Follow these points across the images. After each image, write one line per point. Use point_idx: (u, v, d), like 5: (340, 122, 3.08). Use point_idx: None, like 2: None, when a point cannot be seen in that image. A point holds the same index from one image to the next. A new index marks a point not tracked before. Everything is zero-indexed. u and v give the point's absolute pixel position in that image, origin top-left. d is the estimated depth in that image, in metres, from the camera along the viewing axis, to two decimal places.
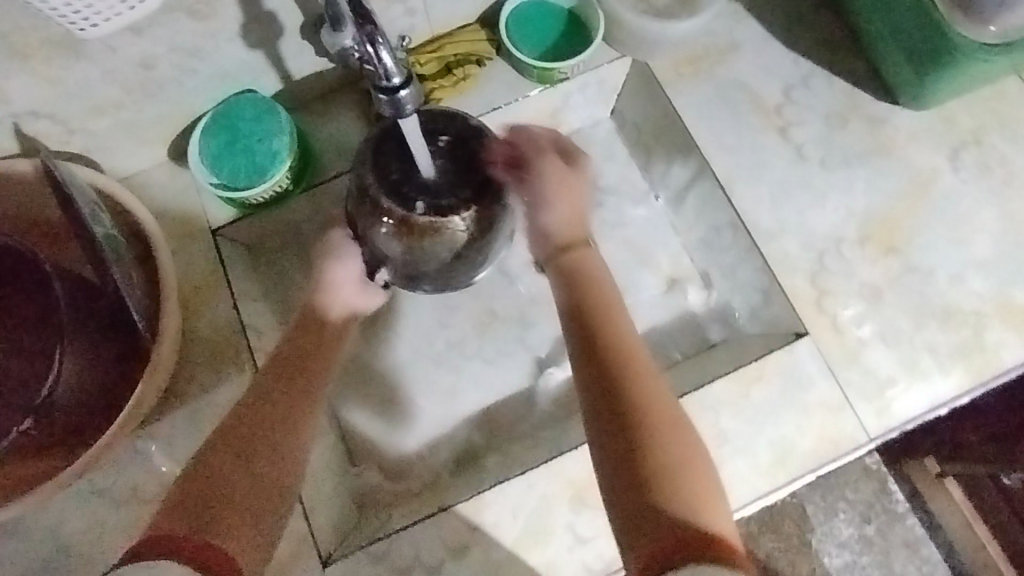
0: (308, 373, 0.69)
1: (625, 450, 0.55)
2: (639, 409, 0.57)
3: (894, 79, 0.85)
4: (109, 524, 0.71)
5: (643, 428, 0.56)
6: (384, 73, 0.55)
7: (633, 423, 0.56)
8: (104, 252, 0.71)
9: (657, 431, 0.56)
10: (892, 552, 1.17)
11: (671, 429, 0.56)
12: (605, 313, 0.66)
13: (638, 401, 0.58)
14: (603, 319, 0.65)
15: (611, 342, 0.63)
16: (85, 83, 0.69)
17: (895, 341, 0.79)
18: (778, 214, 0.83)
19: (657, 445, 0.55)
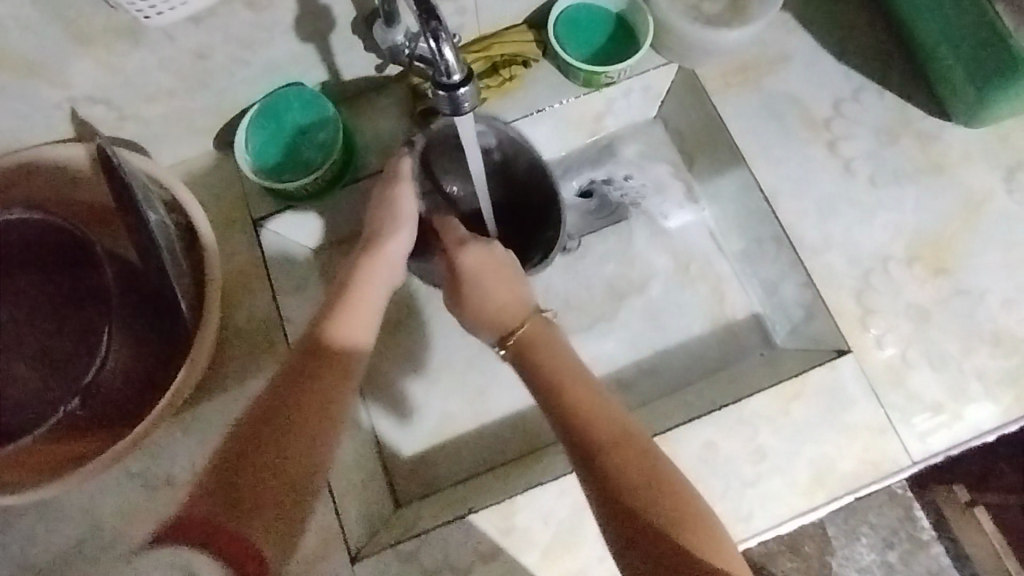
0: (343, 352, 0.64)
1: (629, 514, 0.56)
2: (631, 484, 0.57)
3: (949, 95, 0.83)
4: (144, 508, 0.72)
5: (648, 494, 0.57)
6: (445, 69, 0.55)
7: (631, 496, 0.57)
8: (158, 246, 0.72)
9: (665, 500, 0.57)
10: None
11: (679, 495, 0.57)
12: (575, 385, 0.64)
13: (620, 467, 0.58)
14: (576, 393, 0.63)
15: (586, 419, 0.61)
16: (142, 70, 0.70)
17: (942, 365, 0.77)
18: (824, 230, 0.81)
19: (657, 510, 0.56)
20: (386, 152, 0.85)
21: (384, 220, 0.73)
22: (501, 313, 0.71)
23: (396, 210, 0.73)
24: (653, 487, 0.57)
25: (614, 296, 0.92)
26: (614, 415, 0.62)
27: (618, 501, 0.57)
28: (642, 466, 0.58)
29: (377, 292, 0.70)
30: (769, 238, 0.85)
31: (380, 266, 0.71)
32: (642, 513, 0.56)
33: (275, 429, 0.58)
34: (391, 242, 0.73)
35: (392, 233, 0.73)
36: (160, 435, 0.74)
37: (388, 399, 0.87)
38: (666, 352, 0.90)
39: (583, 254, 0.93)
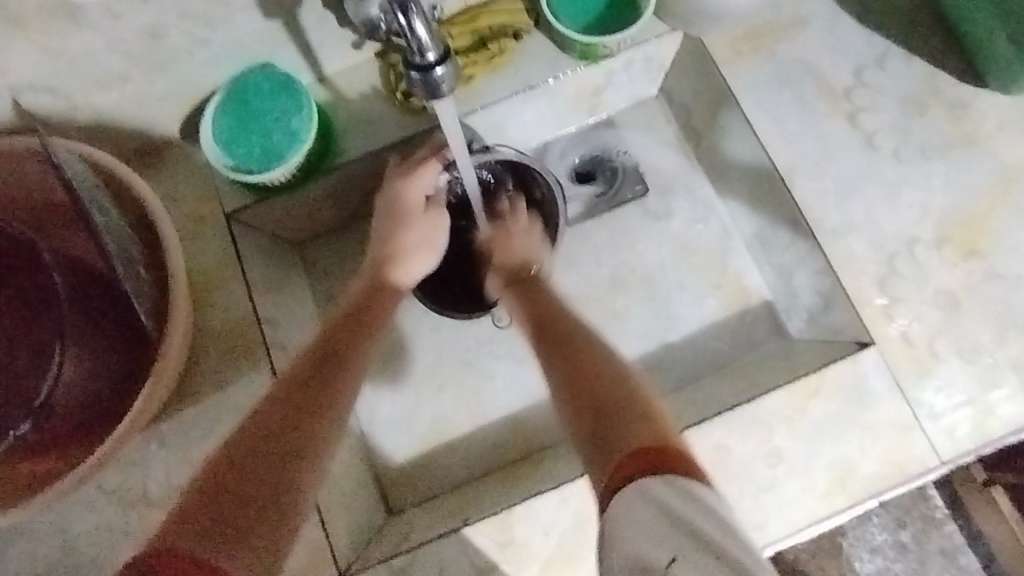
0: (355, 354, 0.63)
1: (597, 420, 0.55)
2: (608, 394, 0.56)
3: (983, 59, 0.75)
4: (118, 528, 0.68)
5: (613, 398, 0.56)
6: (418, 47, 0.48)
7: (599, 399, 0.56)
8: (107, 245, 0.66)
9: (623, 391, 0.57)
10: (928, 560, 1.10)
11: (643, 389, 0.57)
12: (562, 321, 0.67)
13: (585, 369, 0.60)
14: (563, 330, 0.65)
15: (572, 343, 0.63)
16: (88, 54, 0.64)
17: (973, 356, 0.71)
18: (844, 211, 0.75)
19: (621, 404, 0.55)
20: (368, 134, 0.79)
21: (416, 237, 0.74)
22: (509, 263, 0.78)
23: (432, 237, 0.76)
24: (595, 394, 0.57)
25: (616, 286, 0.86)
26: (587, 339, 0.63)
27: (587, 409, 0.56)
28: (603, 367, 0.60)
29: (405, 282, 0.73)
30: (784, 220, 0.79)
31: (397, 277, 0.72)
32: (618, 415, 0.54)
33: (284, 423, 0.56)
34: (416, 261, 0.75)
35: (420, 256, 0.75)
36: (132, 449, 0.69)
37: (381, 396, 0.82)
38: (673, 344, 0.84)
39: (584, 242, 0.87)
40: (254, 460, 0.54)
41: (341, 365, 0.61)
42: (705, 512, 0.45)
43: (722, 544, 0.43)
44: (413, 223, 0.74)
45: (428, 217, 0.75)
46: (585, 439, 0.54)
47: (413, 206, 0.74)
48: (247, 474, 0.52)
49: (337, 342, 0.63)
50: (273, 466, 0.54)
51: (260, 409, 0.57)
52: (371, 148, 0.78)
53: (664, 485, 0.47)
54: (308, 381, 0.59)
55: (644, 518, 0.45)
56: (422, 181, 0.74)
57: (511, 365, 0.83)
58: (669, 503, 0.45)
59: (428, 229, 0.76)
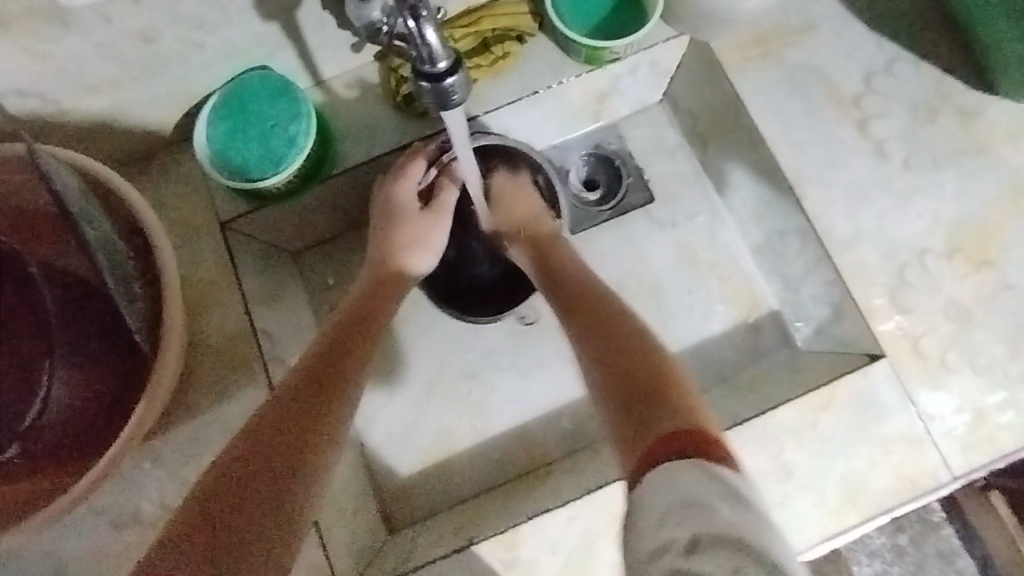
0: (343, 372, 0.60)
1: (636, 386, 0.56)
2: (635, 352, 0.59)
3: (994, 66, 0.74)
4: (109, 551, 0.65)
5: (659, 379, 0.56)
6: (429, 55, 0.46)
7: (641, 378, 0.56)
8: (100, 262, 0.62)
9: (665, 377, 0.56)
10: (925, 563, 1.09)
11: (684, 402, 0.54)
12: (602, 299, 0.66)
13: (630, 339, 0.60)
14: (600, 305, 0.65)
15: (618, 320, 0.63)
16: (76, 57, 0.61)
17: (985, 369, 0.70)
18: (854, 220, 0.73)
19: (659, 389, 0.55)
20: (369, 140, 0.76)
21: (409, 236, 0.74)
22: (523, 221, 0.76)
23: (427, 236, 0.75)
24: (654, 390, 0.55)
25: (621, 295, 0.84)
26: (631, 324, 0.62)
27: (623, 387, 0.56)
28: (644, 349, 0.59)
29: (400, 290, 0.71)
30: (793, 229, 0.77)
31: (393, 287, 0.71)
32: (645, 398, 0.54)
33: (277, 449, 0.52)
34: (413, 260, 0.73)
35: (415, 254, 0.73)
36: (126, 468, 0.67)
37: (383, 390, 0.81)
38: (679, 353, 0.83)
39: (588, 250, 0.85)
40: (244, 487, 0.49)
41: (329, 391, 0.58)
42: (716, 488, 0.43)
43: (710, 499, 0.42)
44: (407, 223, 0.74)
45: (420, 216, 0.74)
46: (626, 402, 0.55)
47: (405, 207, 0.74)
48: (243, 509, 0.48)
49: (323, 367, 0.59)
50: (265, 487, 0.50)
51: (248, 435, 0.53)
52: (372, 154, 0.76)
53: (693, 471, 0.45)
54: (307, 391, 0.57)
55: (672, 493, 0.44)
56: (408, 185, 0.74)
57: (514, 376, 0.82)
58: (689, 489, 0.43)
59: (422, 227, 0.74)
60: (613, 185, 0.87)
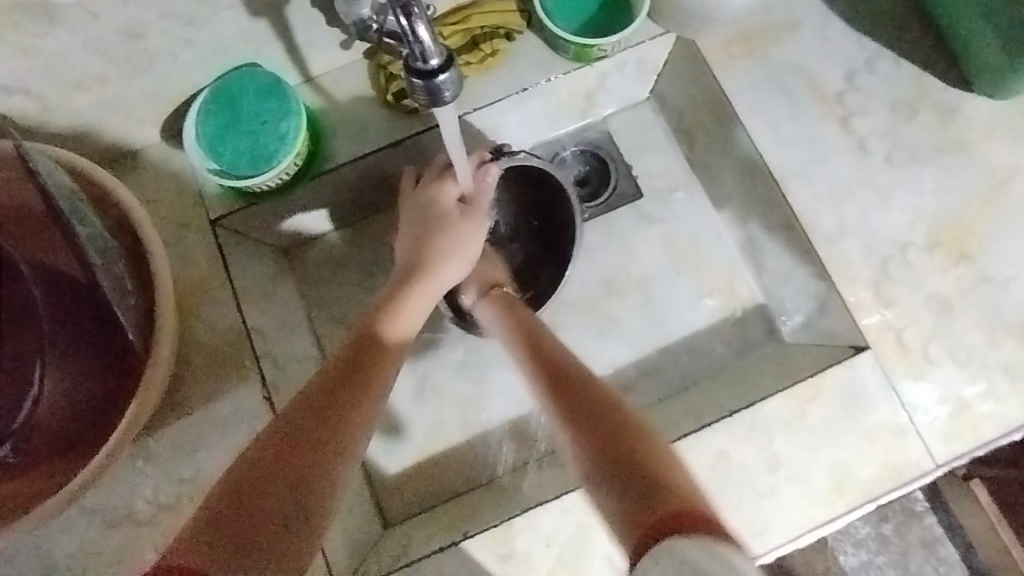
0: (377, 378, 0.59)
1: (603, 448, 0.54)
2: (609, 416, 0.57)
3: (972, 64, 0.75)
4: (104, 550, 0.65)
5: (633, 441, 0.55)
6: (421, 52, 0.47)
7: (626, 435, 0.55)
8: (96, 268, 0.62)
9: (638, 441, 0.55)
10: (909, 552, 1.12)
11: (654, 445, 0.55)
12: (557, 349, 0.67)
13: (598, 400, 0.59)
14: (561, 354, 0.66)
15: (578, 376, 0.62)
16: (63, 55, 0.61)
17: (966, 359, 0.71)
18: (838, 215, 0.75)
19: (635, 448, 0.54)
20: (359, 136, 0.76)
21: (446, 247, 0.71)
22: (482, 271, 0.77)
23: (466, 245, 0.73)
24: (624, 452, 0.54)
25: (612, 291, 0.85)
26: (588, 379, 0.62)
27: (603, 446, 0.55)
28: (619, 415, 0.58)
29: (420, 301, 0.68)
30: (779, 224, 0.79)
31: (419, 296, 0.68)
32: (625, 463, 0.52)
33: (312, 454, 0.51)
34: (447, 269, 0.71)
35: (451, 263, 0.71)
36: (119, 468, 0.67)
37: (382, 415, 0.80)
38: (669, 348, 0.84)
39: (578, 246, 0.86)
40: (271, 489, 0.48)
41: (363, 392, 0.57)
42: (711, 558, 0.41)
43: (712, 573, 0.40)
44: (439, 240, 0.72)
45: (448, 230, 0.72)
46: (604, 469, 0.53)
47: (439, 219, 0.73)
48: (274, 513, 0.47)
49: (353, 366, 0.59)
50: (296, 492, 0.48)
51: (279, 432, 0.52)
52: (363, 151, 0.76)
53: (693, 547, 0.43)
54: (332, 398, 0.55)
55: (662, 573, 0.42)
56: (443, 199, 0.73)
57: (506, 371, 0.82)
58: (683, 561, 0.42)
59: (449, 246, 0.72)
60: (603, 175, 0.88)
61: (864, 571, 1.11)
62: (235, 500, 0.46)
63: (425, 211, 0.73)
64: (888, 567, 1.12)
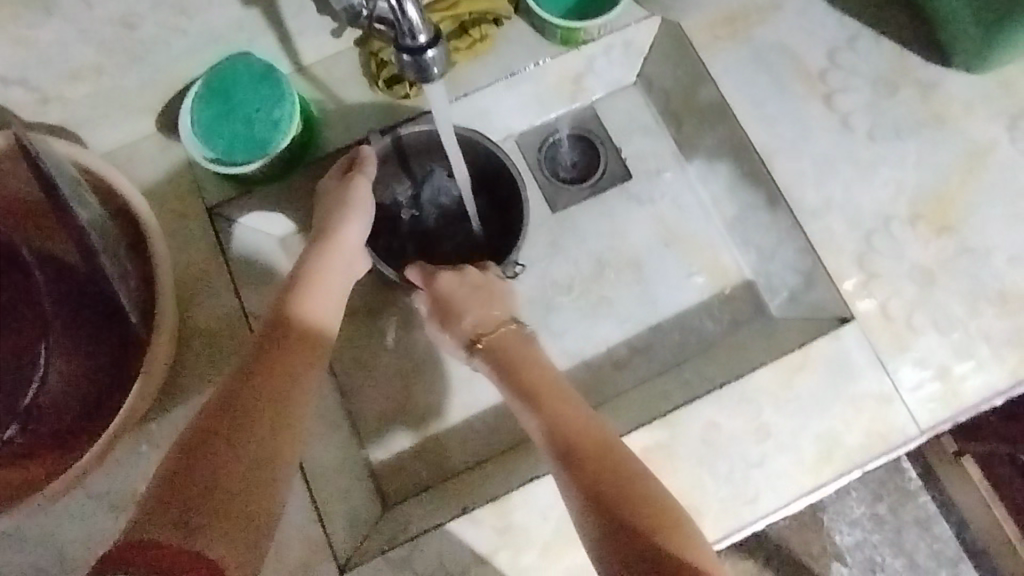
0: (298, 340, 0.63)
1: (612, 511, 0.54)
2: (615, 480, 0.57)
3: (950, 40, 0.77)
4: (109, 532, 0.66)
5: (611, 481, 0.57)
6: (409, 29, 0.49)
7: (628, 495, 0.56)
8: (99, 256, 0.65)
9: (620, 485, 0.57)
10: (904, 530, 1.13)
11: (649, 497, 0.55)
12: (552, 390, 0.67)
13: (599, 460, 0.59)
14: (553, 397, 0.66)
15: (565, 422, 0.63)
16: (60, 45, 0.62)
17: (949, 328, 0.73)
18: (822, 190, 0.77)
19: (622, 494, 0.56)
20: (352, 123, 0.78)
21: (341, 214, 0.72)
22: (479, 313, 0.74)
23: (354, 206, 0.73)
24: (612, 501, 0.55)
25: (604, 271, 0.86)
26: (598, 434, 0.62)
27: (608, 508, 0.55)
28: (613, 462, 0.59)
29: (341, 265, 0.70)
30: (765, 201, 0.80)
31: (335, 257, 0.70)
32: (636, 529, 0.52)
33: (243, 420, 0.55)
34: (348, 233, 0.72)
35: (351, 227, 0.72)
36: (123, 451, 0.67)
37: (371, 405, 0.83)
38: (660, 327, 0.86)
39: (569, 228, 0.88)
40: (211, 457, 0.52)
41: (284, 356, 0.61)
42: None
43: None
44: (337, 237, 0.71)
45: (346, 221, 0.72)
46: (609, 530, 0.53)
47: (338, 213, 0.72)
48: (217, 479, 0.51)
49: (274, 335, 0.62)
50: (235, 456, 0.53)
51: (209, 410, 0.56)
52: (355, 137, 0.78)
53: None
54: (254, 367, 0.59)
55: None
56: (340, 197, 0.73)
57: None
58: None
59: (348, 235, 0.72)
60: (593, 158, 0.90)
61: (860, 549, 1.12)
62: (173, 480, 0.50)
63: (329, 209, 0.73)
64: (883, 545, 1.12)
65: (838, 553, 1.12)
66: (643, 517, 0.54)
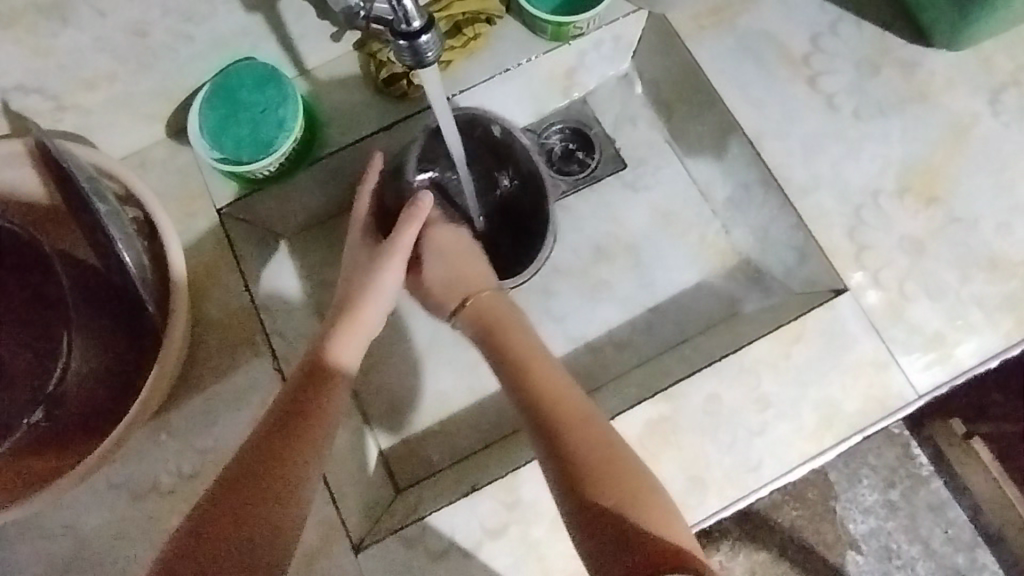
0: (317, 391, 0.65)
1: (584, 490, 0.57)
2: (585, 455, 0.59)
3: (929, 20, 0.80)
4: (129, 520, 0.69)
5: (602, 478, 0.58)
6: (403, 15, 0.54)
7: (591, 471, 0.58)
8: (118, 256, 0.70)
9: (617, 476, 0.58)
10: (918, 516, 1.12)
11: (626, 476, 0.58)
12: (547, 377, 0.66)
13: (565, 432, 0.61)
14: (546, 383, 0.66)
15: (556, 409, 0.63)
16: (77, 53, 0.67)
17: (941, 296, 0.75)
18: (810, 168, 0.79)
19: (608, 479, 0.58)
20: (353, 125, 0.80)
21: (364, 286, 0.73)
22: (456, 282, 0.76)
23: (380, 284, 0.73)
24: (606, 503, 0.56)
25: (602, 257, 0.89)
26: (557, 398, 0.64)
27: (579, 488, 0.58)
28: (594, 451, 0.60)
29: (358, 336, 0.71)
30: (756, 182, 0.83)
31: (363, 317, 0.72)
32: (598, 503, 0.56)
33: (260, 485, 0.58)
34: (368, 309, 0.72)
35: (371, 304, 0.72)
36: (140, 440, 0.70)
37: (382, 391, 0.85)
38: (660, 309, 0.88)
39: (568, 216, 0.90)
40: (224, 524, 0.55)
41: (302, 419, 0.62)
42: None
43: None
44: (357, 313, 0.71)
45: (367, 304, 0.72)
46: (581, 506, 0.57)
47: (361, 292, 0.72)
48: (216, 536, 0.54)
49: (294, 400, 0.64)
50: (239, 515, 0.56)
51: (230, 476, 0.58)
52: (354, 137, 0.80)
53: None
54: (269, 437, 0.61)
55: None
56: (366, 275, 0.73)
57: None
58: None
59: (368, 314, 0.72)
60: (589, 149, 0.92)
61: (875, 537, 1.12)
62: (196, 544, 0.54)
63: (352, 285, 0.74)
64: (898, 532, 1.11)
65: (852, 542, 1.12)
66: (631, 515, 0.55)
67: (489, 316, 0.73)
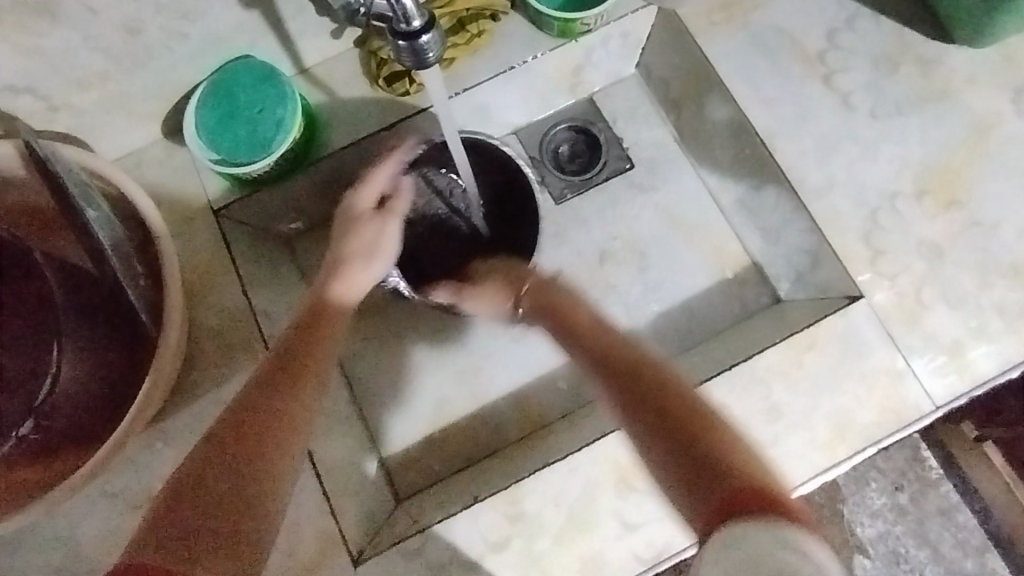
0: (320, 334, 0.63)
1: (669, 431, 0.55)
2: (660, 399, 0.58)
3: (950, 16, 0.77)
4: (122, 532, 0.67)
5: (681, 419, 0.56)
6: (403, 14, 0.51)
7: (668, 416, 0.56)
8: (113, 263, 0.68)
9: (686, 416, 0.56)
10: (927, 521, 1.10)
11: (714, 420, 0.56)
12: (603, 334, 0.69)
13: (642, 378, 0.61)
14: (607, 339, 0.68)
15: (622, 350, 0.66)
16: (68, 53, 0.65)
17: (959, 303, 0.72)
18: (825, 170, 0.76)
19: (700, 416, 0.56)
20: (353, 124, 0.78)
21: (360, 242, 0.72)
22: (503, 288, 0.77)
23: (376, 241, 0.73)
24: (696, 431, 0.54)
25: (608, 260, 0.87)
26: (623, 352, 0.65)
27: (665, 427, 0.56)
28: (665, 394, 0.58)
29: (357, 285, 0.71)
30: (768, 184, 0.80)
31: (359, 269, 0.71)
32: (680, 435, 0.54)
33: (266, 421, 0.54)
34: (362, 266, 0.71)
35: (365, 260, 0.72)
36: (135, 450, 0.68)
37: (382, 393, 0.83)
38: (667, 313, 0.86)
39: (572, 219, 0.88)
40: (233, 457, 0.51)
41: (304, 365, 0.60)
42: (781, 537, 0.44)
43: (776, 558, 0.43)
44: (350, 268, 0.70)
45: (363, 261, 0.72)
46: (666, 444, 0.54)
47: (356, 249, 0.72)
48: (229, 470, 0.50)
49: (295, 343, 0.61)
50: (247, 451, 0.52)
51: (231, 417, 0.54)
52: (354, 137, 0.78)
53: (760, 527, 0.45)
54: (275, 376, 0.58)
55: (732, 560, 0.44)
56: (367, 235, 0.73)
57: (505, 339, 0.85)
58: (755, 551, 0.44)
59: (360, 270, 0.71)
60: (595, 150, 0.90)
61: (883, 542, 1.09)
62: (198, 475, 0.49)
63: (346, 239, 0.72)
64: (906, 536, 1.09)
65: (860, 546, 1.10)
66: (709, 448, 0.53)
67: (547, 295, 0.75)
